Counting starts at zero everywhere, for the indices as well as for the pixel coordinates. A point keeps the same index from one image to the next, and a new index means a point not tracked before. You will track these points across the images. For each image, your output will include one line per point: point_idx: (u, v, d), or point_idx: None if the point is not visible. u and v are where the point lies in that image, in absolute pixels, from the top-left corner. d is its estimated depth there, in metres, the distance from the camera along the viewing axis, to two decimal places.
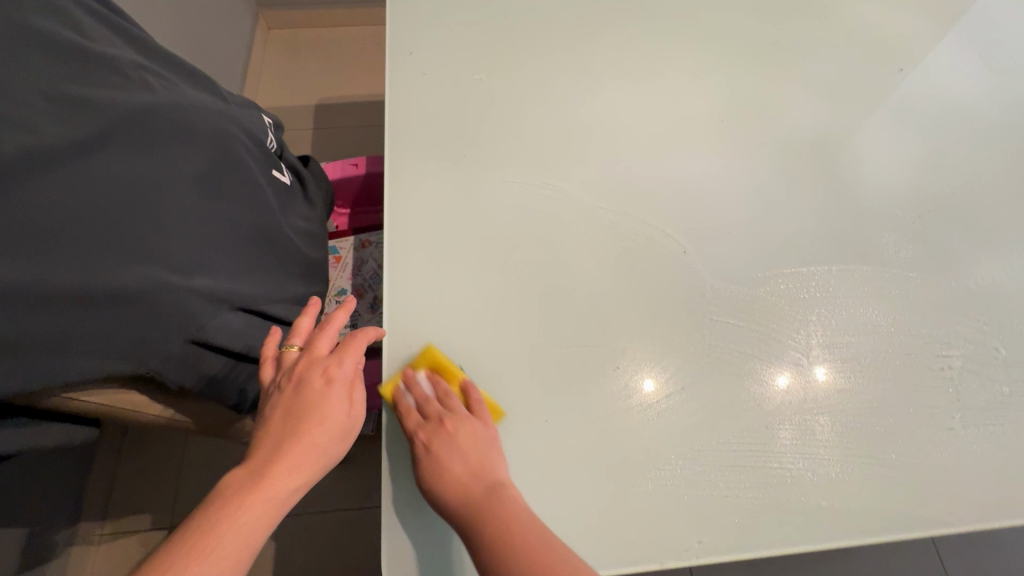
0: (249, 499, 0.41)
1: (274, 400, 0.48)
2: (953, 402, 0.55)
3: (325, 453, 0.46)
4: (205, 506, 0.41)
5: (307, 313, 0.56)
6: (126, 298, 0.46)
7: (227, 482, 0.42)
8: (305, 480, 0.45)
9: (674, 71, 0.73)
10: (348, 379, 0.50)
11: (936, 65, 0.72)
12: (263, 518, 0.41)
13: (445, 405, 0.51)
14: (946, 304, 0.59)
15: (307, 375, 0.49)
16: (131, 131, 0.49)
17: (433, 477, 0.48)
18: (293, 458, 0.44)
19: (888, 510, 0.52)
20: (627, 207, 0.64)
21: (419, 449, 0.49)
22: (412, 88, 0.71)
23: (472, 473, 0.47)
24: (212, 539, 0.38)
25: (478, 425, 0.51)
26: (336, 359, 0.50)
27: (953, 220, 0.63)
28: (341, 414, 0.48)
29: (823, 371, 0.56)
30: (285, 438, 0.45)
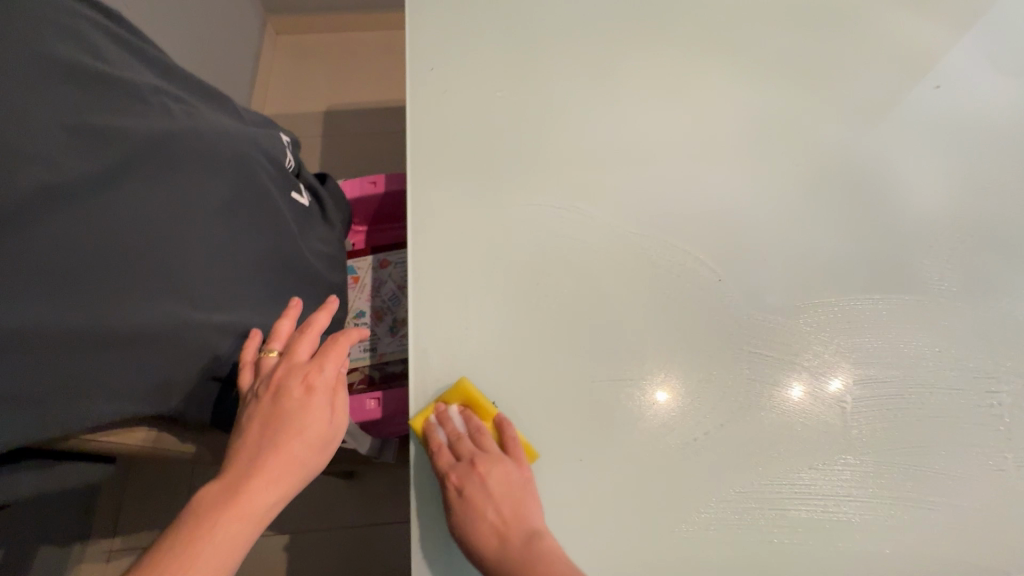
0: (225, 517, 0.39)
1: (251, 409, 0.46)
2: (1002, 441, 0.53)
3: (305, 465, 0.44)
4: (179, 525, 0.39)
5: (287, 314, 0.53)
6: (146, 335, 0.46)
7: (201, 499, 0.40)
8: (284, 494, 0.43)
9: (703, 88, 0.71)
10: (330, 386, 0.47)
11: (976, 80, 0.69)
12: (240, 536, 0.40)
13: (478, 443, 0.51)
14: (993, 337, 0.57)
15: (287, 382, 0.46)
16: (150, 161, 0.49)
17: (468, 522, 0.47)
18: (271, 472, 0.42)
19: (939, 556, 0.50)
20: (659, 233, 0.63)
21: (452, 490, 0.49)
22: (434, 108, 0.69)
23: (506, 521, 0.47)
24: (188, 561, 0.37)
25: (510, 468, 0.50)
26: (317, 364, 0.48)
27: (997, 244, 0.61)
28: (323, 424, 0.45)
29: (839, 382, 0.56)
30: (262, 450, 0.43)
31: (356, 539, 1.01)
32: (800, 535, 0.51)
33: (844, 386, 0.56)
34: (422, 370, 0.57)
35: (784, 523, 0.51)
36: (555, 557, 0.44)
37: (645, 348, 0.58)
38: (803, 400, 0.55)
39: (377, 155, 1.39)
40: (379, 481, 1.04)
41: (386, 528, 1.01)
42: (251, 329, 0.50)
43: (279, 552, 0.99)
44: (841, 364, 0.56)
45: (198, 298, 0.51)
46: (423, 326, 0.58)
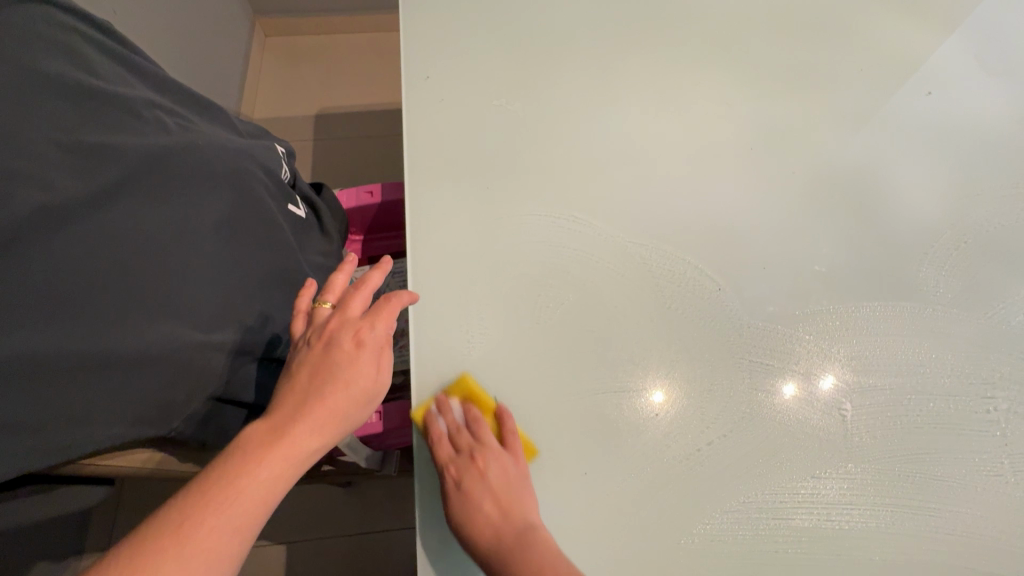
0: (270, 455, 0.39)
1: (301, 356, 0.46)
2: (1000, 447, 0.54)
3: (347, 417, 0.44)
4: (226, 457, 0.39)
5: (343, 269, 0.53)
6: (145, 358, 0.45)
7: (247, 437, 0.40)
8: (326, 441, 0.43)
9: (698, 96, 0.71)
10: (379, 344, 0.47)
11: (965, 87, 0.70)
12: (280, 477, 0.39)
13: (477, 436, 0.51)
14: (988, 342, 0.58)
15: (338, 335, 0.46)
16: (146, 179, 0.48)
17: (464, 514, 0.47)
18: (317, 419, 0.42)
19: (940, 563, 0.51)
20: (660, 243, 0.63)
21: (449, 482, 0.49)
22: (431, 117, 0.69)
23: (501, 514, 0.47)
24: (234, 494, 0.37)
25: (509, 463, 0.50)
26: (368, 322, 0.48)
27: (991, 249, 0.62)
28: (368, 381, 0.46)
29: (829, 380, 0.57)
30: (309, 396, 0.43)
31: (355, 548, 1.00)
32: (808, 546, 0.51)
33: (836, 385, 0.56)
34: (423, 381, 0.56)
35: (791, 533, 0.52)
36: (547, 553, 0.45)
37: (646, 358, 0.58)
38: (795, 397, 0.56)
39: (370, 160, 1.38)
40: (377, 490, 1.03)
41: (386, 537, 1.01)
42: (309, 280, 0.50)
43: (277, 565, 0.98)
44: (832, 362, 0.57)
45: (199, 316, 0.50)
46: (426, 341, 0.58)
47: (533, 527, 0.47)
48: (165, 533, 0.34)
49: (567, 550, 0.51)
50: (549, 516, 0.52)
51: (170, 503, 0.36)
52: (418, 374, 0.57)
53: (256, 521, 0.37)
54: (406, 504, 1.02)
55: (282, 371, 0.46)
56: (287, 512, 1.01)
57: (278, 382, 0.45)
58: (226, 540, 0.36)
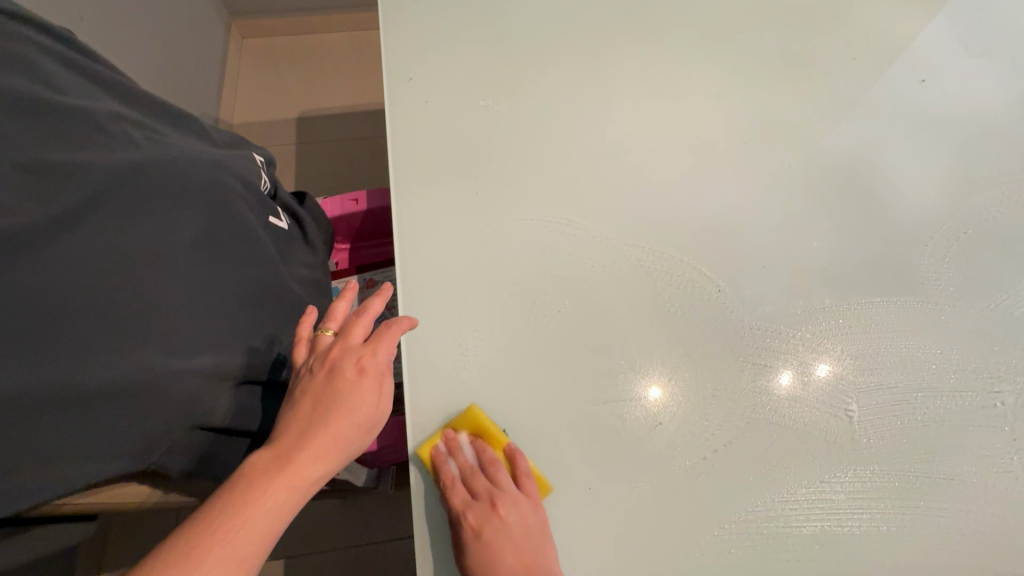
0: (274, 483, 0.38)
1: (303, 384, 0.44)
2: (1008, 443, 0.53)
3: (350, 444, 0.42)
4: (227, 486, 0.37)
5: (345, 295, 0.51)
6: (122, 391, 0.42)
7: (249, 466, 0.38)
8: (330, 469, 0.41)
9: (691, 90, 0.69)
10: (381, 371, 0.45)
11: (958, 74, 0.69)
12: (283, 507, 0.37)
13: (493, 478, 0.49)
14: (992, 335, 0.57)
15: (340, 362, 0.44)
16: (119, 199, 0.45)
17: (485, 574, 0.45)
18: (319, 445, 0.40)
19: (952, 564, 0.49)
20: (656, 243, 0.61)
21: (465, 533, 0.46)
22: (415, 119, 0.67)
23: (524, 569, 0.45)
24: (235, 524, 0.35)
25: (528, 509, 0.48)
26: (370, 348, 0.46)
27: (991, 240, 0.61)
28: (371, 407, 0.44)
29: (825, 368, 0.56)
30: (312, 423, 0.41)
31: (354, 560, 0.98)
32: (817, 551, 0.50)
33: (831, 374, 0.55)
34: (415, 399, 0.54)
35: (803, 539, 0.50)
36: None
37: (645, 362, 0.56)
38: (792, 390, 0.55)
39: (354, 164, 1.35)
40: (374, 501, 1.01)
41: (385, 548, 0.99)
42: (309, 307, 0.48)
43: None
44: (828, 354, 0.56)
45: (179, 339, 0.46)
46: (418, 355, 0.55)
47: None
48: (165, 565, 0.32)
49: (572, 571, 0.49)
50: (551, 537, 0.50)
51: (172, 536, 0.34)
52: (410, 389, 0.54)
53: (257, 554, 0.35)
54: (405, 515, 1.00)
55: (285, 400, 0.44)
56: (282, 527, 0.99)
57: (280, 410, 0.43)
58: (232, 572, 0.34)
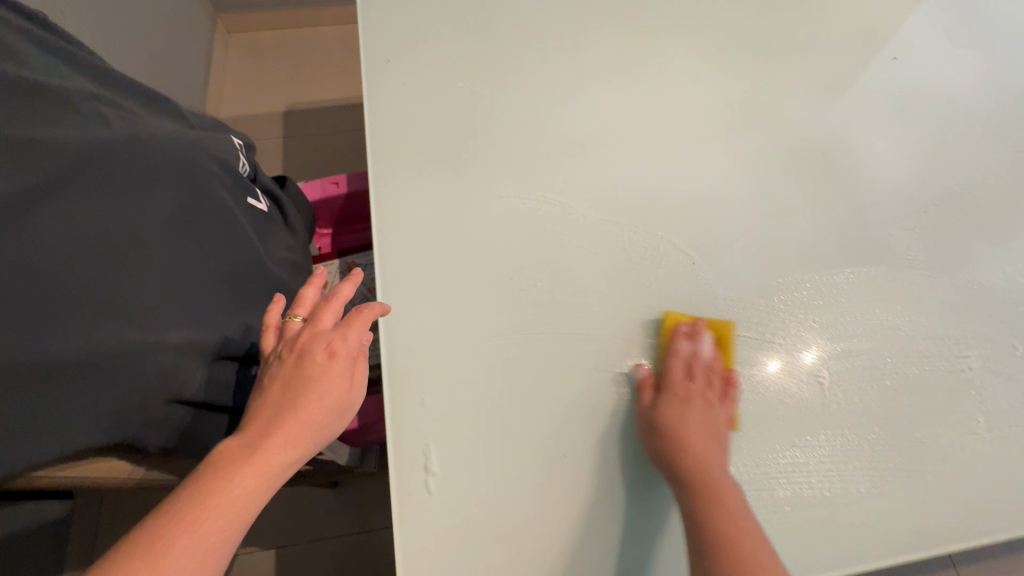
0: (245, 469, 0.38)
1: (273, 371, 0.45)
2: (975, 405, 0.54)
3: (321, 428, 0.43)
4: (196, 474, 0.37)
5: (312, 282, 0.52)
6: (98, 365, 0.41)
7: (219, 454, 0.38)
8: (301, 453, 0.41)
9: (668, 71, 0.70)
10: (351, 355, 0.46)
11: (930, 52, 0.71)
12: (256, 492, 0.38)
13: (716, 371, 0.53)
14: (961, 303, 0.58)
15: (310, 348, 0.45)
16: (93, 175, 0.45)
17: (669, 437, 0.49)
18: (290, 430, 0.41)
19: (924, 525, 0.50)
20: (634, 220, 0.62)
21: (665, 404, 0.51)
22: (392, 101, 0.67)
23: (711, 446, 0.49)
24: (205, 510, 0.35)
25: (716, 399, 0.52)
26: (340, 333, 0.46)
27: (960, 212, 0.62)
28: (342, 391, 0.44)
29: (812, 353, 0.56)
30: (283, 409, 0.42)
31: (343, 547, 0.98)
32: (788, 517, 0.50)
33: (818, 358, 0.56)
34: (393, 373, 0.54)
35: (772, 504, 0.50)
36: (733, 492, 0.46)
37: (621, 335, 0.57)
38: (780, 374, 0.55)
39: (341, 156, 1.35)
40: (362, 489, 1.02)
41: (374, 534, 0.99)
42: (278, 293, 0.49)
43: (265, 569, 0.96)
44: (813, 337, 0.57)
45: (156, 317, 0.47)
46: (395, 330, 0.56)
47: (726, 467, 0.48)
48: (133, 552, 0.32)
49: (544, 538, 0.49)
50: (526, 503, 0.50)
51: (141, 524, 0.34)
52: (389, 361, 0.55)
53: (230, 538, 0.35)
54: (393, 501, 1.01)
55: (254, 387, 0.45)
56: (271, 515, 0.99)
57: (250, 398, 0.44)
58: (205, 558, 0.34)
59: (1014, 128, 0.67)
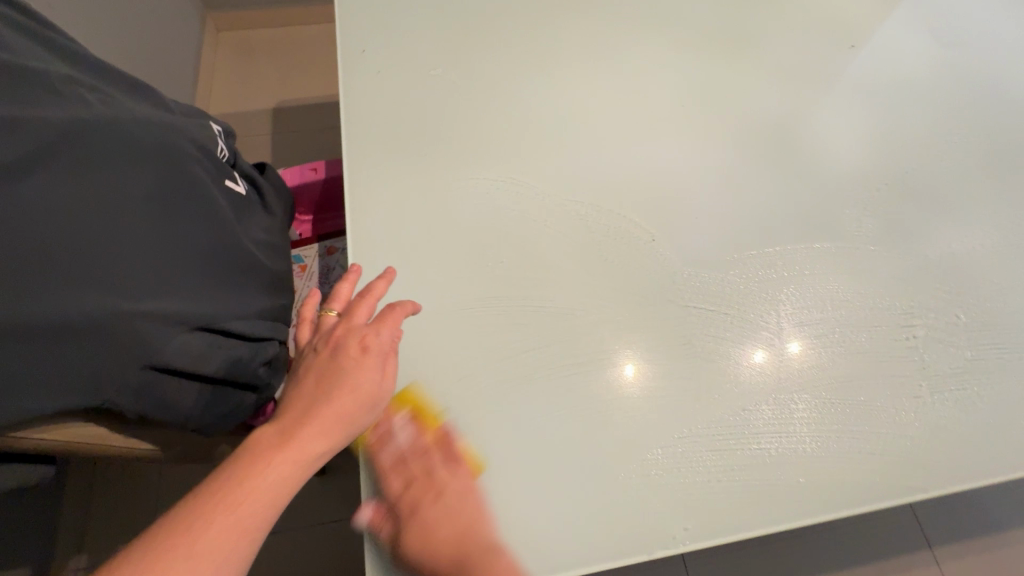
0: (277, 456, 0.38)
1: (308, 363, 0.46)
2: (919, 371, 0.56)
3: (354, 420, 0.43)
4: (231, 460, 0.38)
5: (347, 279, 0.54)
6: (75, 330, 0.43)
7: (256, 441, 0.39)
8: (333, 444, 0.41)
9: (636, 59, 0.73)
10: (384, 350, 0.47)
11: (884, 40, 0.74)
12: (287, 480, 0.38)
13: (427, 451, 0.50)
14: (908, 276, 0.60)
15: (344, 341, 0.46)
16: (71, 153, 0.47)
17: (418, 546, 0.46)
18: (322, 421, 0.41)
19: (868, 483, 0.52)
20: (599, 200, 0.64)
21: (398, 512, 0.47)
22: (367, 88, 0.70)
23: (457, 544, 0.46)
24: (237, 494, 0.36)
25: (462, 487, 0.49)
26: (374, 328, 0.47)
27: (909, 191, 0.65)
28: (375, 384, 0.44)
29: (796, 345, 0.58)
30: (316, 399, 0.42)
31: None
32: (735, 474, 0.52)
33: (802, 350, 0.57)
34: None
35: (721, 463, 0.52)
36: None
37: (583, 308, 0.59)
38: (766, 365, 0.57)
39: (327, 151, 1.37)
40: None
41: None
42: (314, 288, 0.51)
43: None
44: (795, 332, 0.58)
45: (133, 287, 0.48)
46: None
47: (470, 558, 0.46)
48: (167, 533, 0.33)
49: (500, 499, 0.51)
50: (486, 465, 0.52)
51: (177, 505, 0.35)
52: None
53: (261, 525, 0.36)
54: None
55: (290, 378, 0.46)
56: None
57: (286, 389, 0.45)
58: (233, 543, 0.34)
59: (964, 111, 0.70)
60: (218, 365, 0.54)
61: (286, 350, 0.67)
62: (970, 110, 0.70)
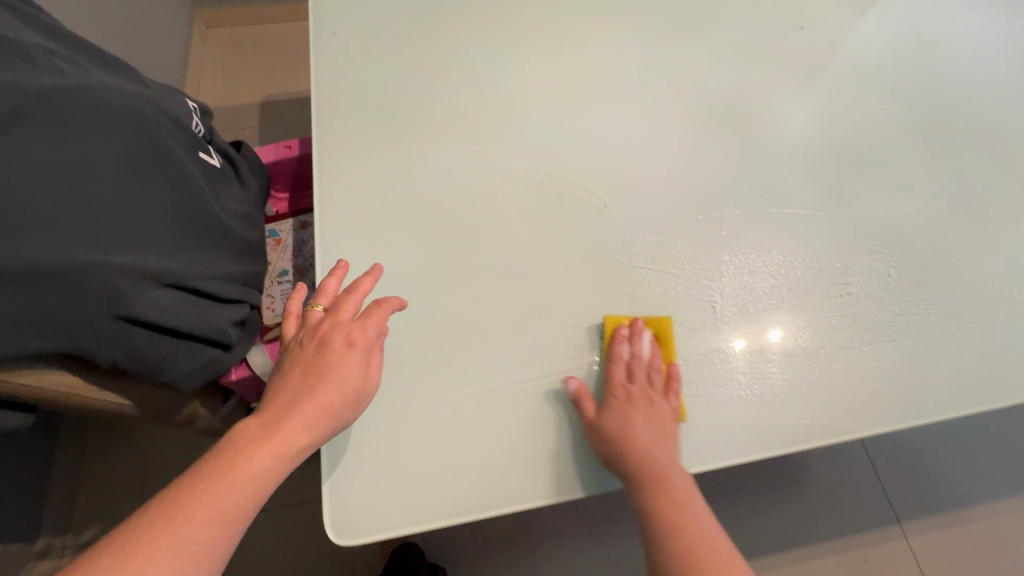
0: (263, 447, 0.42)
1: (294, 356, 0.49)
2: (849, 323, 0.60)
3: (337, 413, 0.47)
4: (218, 450, 0.42)
5: (334, 274, 0.56)
6: (48, 277, 0.46)
7: (242, 432, 0.43)
8: (317, 437, 0.45)
9: (597, 39, 0.76)
10: (369, 345, 0.50)
11: (832, 23, 0.77)
12: (270, 469, 0.42)
13: (660, 372, 0.55)
14: (844, 238, 0.64)
15: (330, 336, 0.49)
16: (47, 116, 0.50)
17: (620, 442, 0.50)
18: (307, 414, 0.45)
19: (799, 426, 0.55)
20: (555, 169, 0.67)
21: (619, 410, 0.52)
22: (336, 65, 0.73)
23: (658, 447, 0.50)
24: (223, 483, 0.39)
25: (663, 406, 0.53)
26: (360, 324, 0.51)
27: (849, 160, 0.69)
28: (358, 380, 0.48)
29: (778, 331, 0.60)
30: (302, 392, 0.46)
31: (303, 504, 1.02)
32: (674, 418, 0.55)
33: (785, 338, 0.59)
34: None
35: None
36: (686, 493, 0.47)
37: (537, 268, 0.62)
38: (747, 354, 0.59)
39: None
40: None
41: None
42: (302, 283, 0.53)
43: None
44: (784, 323, 0.60)
45: (107, 243, 0.51)
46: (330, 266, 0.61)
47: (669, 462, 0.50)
48: (158, 519, 0.37)
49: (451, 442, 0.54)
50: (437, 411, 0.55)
51: (165, 491, 0.39)
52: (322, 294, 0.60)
53: (245, 512, 0.40)
54: None
55: (275, 370, 0.49)
56: None
57: (272, 380, 0.48)
58: (219, 529, 0.38)
59: (907, 86, 0.73)
60: (189, 322, 0.57)
61: (256, 314, 0.70)
62: (912, 85, 0.74)
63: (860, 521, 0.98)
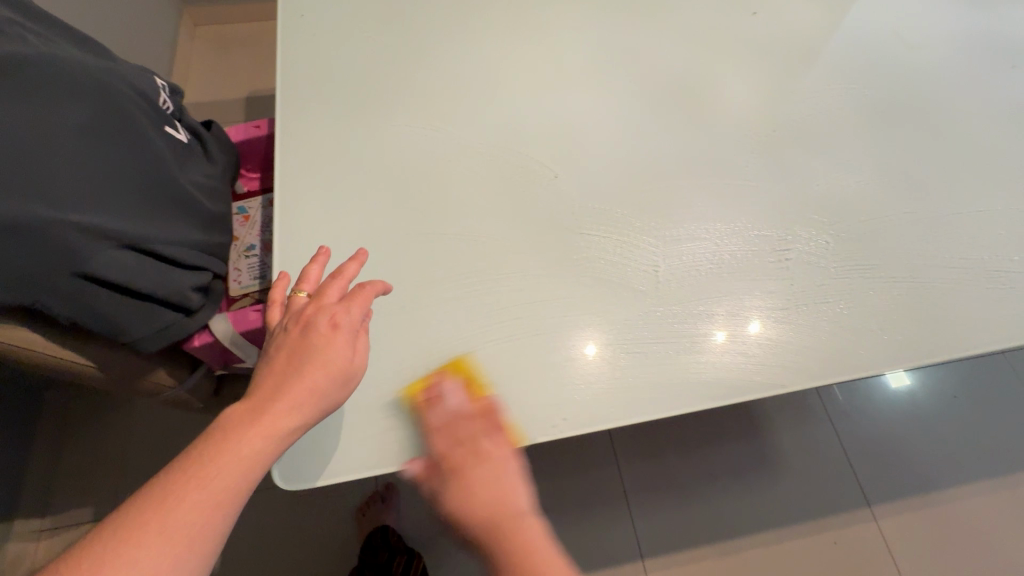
0: (251, 432, 0.41)
1: (279, 341, 0.47)
2: (785, 285, 0.62)
3: (326, 396, 0.45)
4: (206, 436, 0.41)
5: (316, 261, 0.54)
6: (7, 230, 0.49)
7: (229, 419, 0.42)
8: (306, 420, 0.44)
9: (556, 23, 0.79)
10: (354, 327, 0.49)
11: (784, 8, 0.80)
12: (262, 453, 0.41)
13: (471, 418, 0.53)
14: (786, 207, 0.67)
15: (314, 319, 0.48)
16: (10, 80, 0.52)
17: (458, 500, 0.47)
18: (294, 397, 0.44)
19: (734, 381, 0.58)
20: (510, 142, 0.70)
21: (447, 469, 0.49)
22: (302, 43, 0.75)
23: (501, 496, 0.47)
24: (211, 469, 0.39)
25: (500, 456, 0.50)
26: (344, 307, 0.49)
27: (794, 136, 0.71)
28: (345, 361, 0.46)
29: (757, 324, 0.60)
30: (288, 376, 0.44)
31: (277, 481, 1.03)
32: (614, 373, 0.58)
33: (763, 329, 0.60)
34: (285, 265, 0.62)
35: (602, 362, 0.58)
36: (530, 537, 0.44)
37: (489, 234, 0.64)
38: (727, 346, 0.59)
39: None
40: None
41: None
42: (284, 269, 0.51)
43: None
44: (757, 314, 0.61)
45: (68, 202, 0.53)
46: (289, 232, 0.63)
47: (517, 513, 0.46)
48: (147, 507, 0.36)
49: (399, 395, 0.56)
50: (387, 366, 0.57)
51: (154, 479, 0.38)
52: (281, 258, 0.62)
53: (236, 496, 0.39)
54: None
55: (261, 355, 0.48)
56: None
57: (257, 366, 0.47)
58: (210, 513, 0.37)
59: (854, 68, 0.76)
60: (150, 283, 0.59)
61: (220, 283, 0.72)
62: (859, 67, 0.76)
63: (829, 501, 1.00)
